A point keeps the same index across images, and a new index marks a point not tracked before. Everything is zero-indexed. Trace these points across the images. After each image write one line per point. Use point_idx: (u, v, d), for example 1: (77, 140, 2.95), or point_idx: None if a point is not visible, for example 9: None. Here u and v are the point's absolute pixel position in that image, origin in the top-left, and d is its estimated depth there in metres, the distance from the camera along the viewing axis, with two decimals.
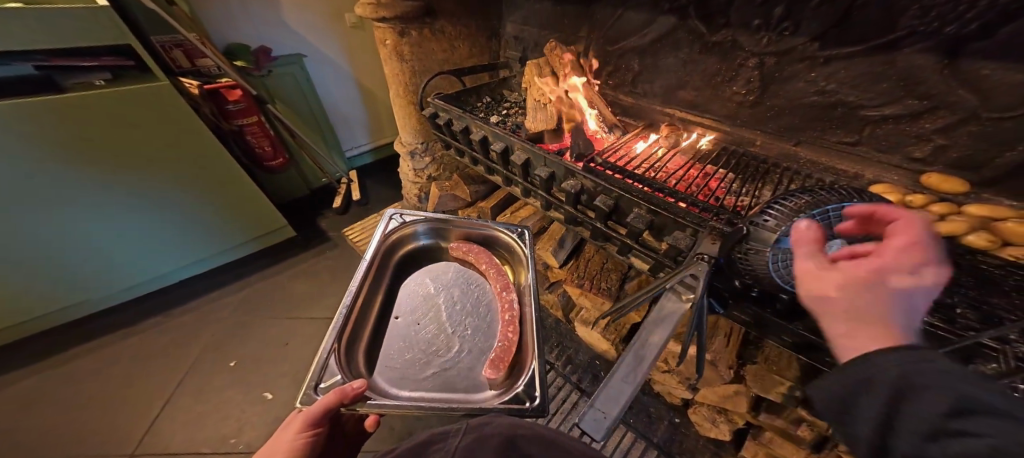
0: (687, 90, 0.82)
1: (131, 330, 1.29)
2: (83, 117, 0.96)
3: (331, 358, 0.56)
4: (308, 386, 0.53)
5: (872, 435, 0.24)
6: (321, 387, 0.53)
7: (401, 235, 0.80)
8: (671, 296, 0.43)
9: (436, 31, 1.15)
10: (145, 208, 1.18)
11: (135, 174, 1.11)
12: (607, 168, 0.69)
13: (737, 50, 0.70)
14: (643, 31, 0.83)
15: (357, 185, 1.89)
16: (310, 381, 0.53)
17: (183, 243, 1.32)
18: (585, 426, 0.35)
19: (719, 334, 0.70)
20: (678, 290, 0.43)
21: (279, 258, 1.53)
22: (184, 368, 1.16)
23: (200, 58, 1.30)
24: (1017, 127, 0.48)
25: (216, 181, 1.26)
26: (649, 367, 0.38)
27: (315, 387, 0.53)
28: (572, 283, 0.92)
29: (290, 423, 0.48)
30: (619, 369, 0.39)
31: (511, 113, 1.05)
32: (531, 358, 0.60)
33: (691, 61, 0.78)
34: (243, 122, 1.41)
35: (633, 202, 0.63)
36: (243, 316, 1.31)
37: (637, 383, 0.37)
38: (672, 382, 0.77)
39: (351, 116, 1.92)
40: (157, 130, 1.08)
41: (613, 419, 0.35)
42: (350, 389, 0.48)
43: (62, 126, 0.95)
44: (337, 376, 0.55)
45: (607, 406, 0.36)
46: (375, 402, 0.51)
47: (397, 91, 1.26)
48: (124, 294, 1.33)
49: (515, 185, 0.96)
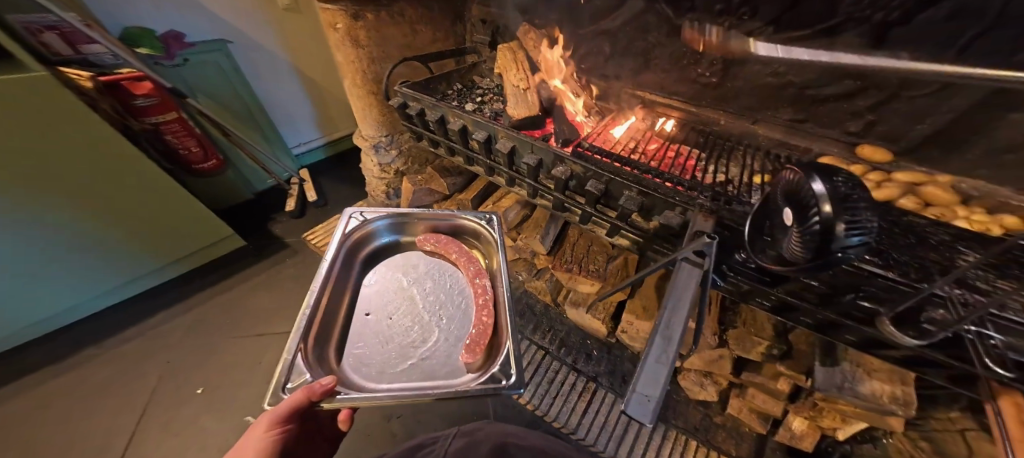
0: (656, 73, 0.86)
1: (48, 374, 1.08)
2: None
3: (298, 357, 0.53)
4: (275, 388, 0.49)
5: None
6: (290, 387, 0.50)
7: (364, 233, 0.76)
8: (688, 264, 0.47)
9: (394, 13, 1.07)
10: (47, 232, 0.96)
11: (22, 189, 0.88)
12: (593, 151, 0.70)
13: (702, 34, 0.74)
14: (614, 14, 0.84)
15: (311, 185, 1.73)
16: (277, 381, 0.50)
17: (104, 267, 1.11)
18: (632, 411, 0.37)
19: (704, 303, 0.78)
20: (691, 260, 0.47)
21: (232, 271, 1.37)
22: (132, 406, 1.00)
23: (84, 43, 1.08)
24: (927, 103, 0.57)
25: (131, 191, 1.05)
26: (676, 347, 0.41)
27: (283, 388, 0.50)
28: (561, 269, 0.98)
29: (256, 427, 0.47)
30: (652, 351, 0.41)
31: (487, 100, 1.02)
32: (506, 337, 0.61)
33: (659, 45, 0.82)
34: (158, 120, 1.24)
35: (623, 185, 0.66)
36: (197, 341, 1.15)
37: (669, 363, 0.40)
38: None
39: (296, 109, 1.74)
40: (36, 135, 0.85)
41: (658, 399, 0.37)
42: (319, 386, 0.46)
43: None
44: (306, 375, 0.52)
45: (649, 388, 0.38)
46: (346, 397, 0.50)
47: (355, 80, 1.16)
48: (28, 333, 1.09)
49: (498, 174, 0.94)
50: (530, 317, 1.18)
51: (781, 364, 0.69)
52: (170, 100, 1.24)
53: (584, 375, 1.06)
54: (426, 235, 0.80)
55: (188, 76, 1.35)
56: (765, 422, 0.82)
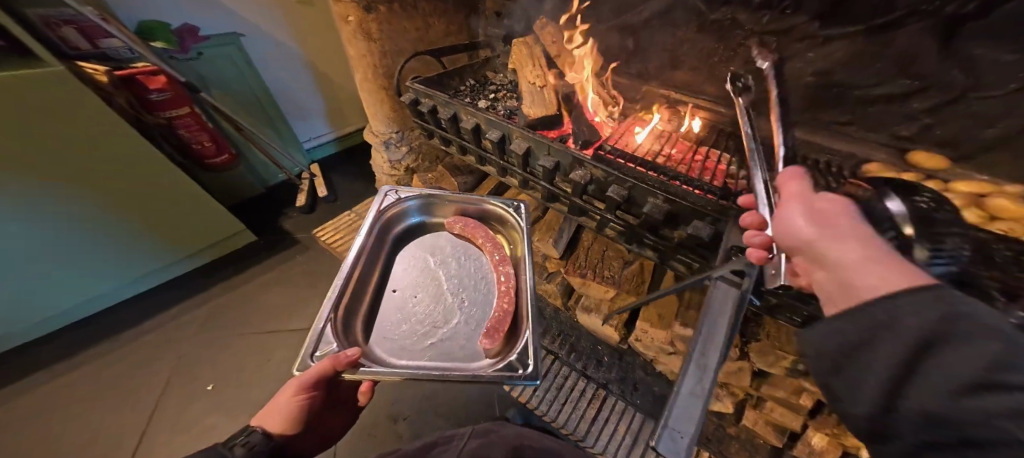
0: (682, 71, 0.80)
1: (69, 366, 1.11)
2: None
3: (327, 328, 0.55)
4: (303, 355, 0.52)
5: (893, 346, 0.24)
6: (317, 355, 0.52)
7: (397, 211, 0.76)
8: (724, 283, 0.48)
9: (406, 6, 1.03)
10: (61, 226, 0.97)
11: (42, 185, 0.89)
12: (616, 154, 0.66)
13: (736, 29, 0.67)
14: (638, 8, 0.79)
15: (323, 180, 1.73)
16: (305, 350, 0.52)
17: (116, 261, 1.12)
18: (663, 447, 0.34)
19: None
20: (727, 279, 0.48)
21: (244, 266, 1.37)
22: (147, 399, 1.02)
23: (104, 38, 1.07)
24: (1001, 103, 0.49)
25: (145, 184, 1.05)
26: (713, 376, 0.39)
27: (311, 355, 0.52)
28: (575, 273, 0.95)
29: (285, 390, 0.53)
30: (686, 382, 0.39)
31: (500, 97, 0.98)
32: (526, 327, 0.59)
33: (687, 40, 0.75)
34: (172, 114, 1.24)
35: (647, 192, 0.63)
36: (210, 335, 1.17)
37: (705, 395, 0.38)
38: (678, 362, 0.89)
39: (308, 103, 1.72)
40: (55, 131, 0.85)
41: (691, 437, 0.35)
42: (344, 356, 0.48)
43: None
44: (332, 345, 0.54)
45: (683, 424, 0.36)
46: (369, 369, 0.50)
47: (366, 75, 1.13)
48: (43, 326, 1.11)
49: (510, 176, 0.91)
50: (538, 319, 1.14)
51: (807, 381, 0.66)
52: (184, 95, 1.23)
53: (594, 383, 1.03)
54: (455, 218, 0.78)
55: (203, 69, 1.36)
56: (781, 435, 0.77)
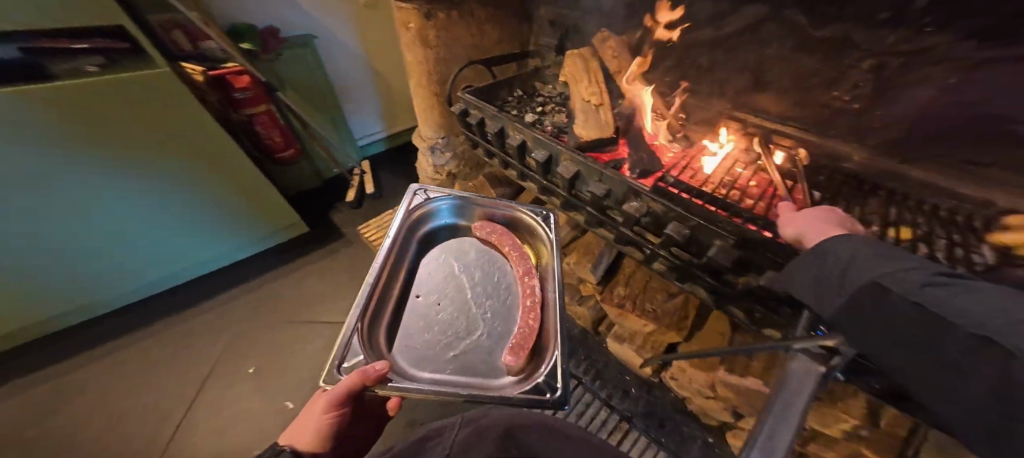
0: (768, 93, 0.71)
1: (143, 333, 1.24)
2: (84, 108, 0.86)
3: (354, 338, 0.50)
4: (330, 368, 0.47)
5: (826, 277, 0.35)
6: (344, 367, 0.47)
7: (424, 212, 0.73)
8: (805, 357, 0.39)
9: (463, 13, 1.02)
10: (152, 207, 1.10)
11: (142, 170, 1.02)
12: (679, 188, 0.59)
13: (850, 49, 0.57)
14: (720, 21, 0.70)
15: (371, 178, 1.81)
16: (332, 360, 0.48)
17: (191, 243, 1.24)
18: None
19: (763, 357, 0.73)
20: (810, 354, 0.39)
21: (294, 255, 1.47)
22: (201, 373, 1.13)
23: (204, 40, 1.21)
24: None
25: (221, 172, 1.15)
26: None
27: (338, 367, 0.47)
28: (611, 303, 0.90)
29: (313, 406, 0.49)
30: None
31: (548, 111, 0.94)
32: (554, 346, 0.53)
33: (778, 59, 0.66)
34: (252, 111, 1.35)
35: (714, 234, 0.56)
36: (260, 318, 1.27)
37: None
38: (715, 407, 0.83)
39: (365, 104, 1.82)
40: (154, 125, 0.97)
41: None
42: (373, 371, 0.44)
43: (60, 120, 0.85)
44: (360, 357, 0.49)
45: None
46: (395, 385, 0.46)
47: (420, 81, 1.14)
48: (127, 297, 1.25)
49: (553, 196, 0.86)
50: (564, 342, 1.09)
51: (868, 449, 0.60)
52: (264, 94, 1.35)
53: (617, 414, 0.94)
54: (482, 223, 0.73)
55: (281, 69, 1.46)
56: None
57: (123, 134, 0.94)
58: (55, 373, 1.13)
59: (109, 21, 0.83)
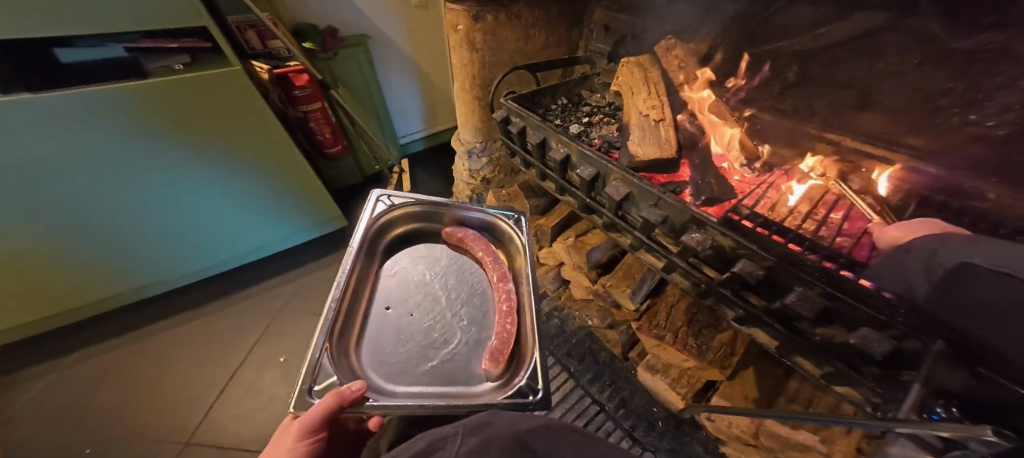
0: (872, 114, 0.61)
1: (196, 312, 1.34)
2: (172, 103, 0.94)
3: (324, 357, 0.50)
4: (301, 392, 0.46)
5: (903, 275, 0.34)
6: (316, 391, 0.46)
7: (390, 219, 0.72)
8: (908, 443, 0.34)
9: (512, 16, 0.99)
10: (218, 196, 1.18)
11: (214, 161, 1.10)
12: (758, 223, 0.50)
13: (1002, 66, 0.45)
14: (821, 29, 0.62)
15: (408, 176, 1.85)
16: (303, 384, 0.46)
17: (248, 232, 1.32)
18: None
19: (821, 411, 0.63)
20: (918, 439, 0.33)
21: (332, 248, 1.54)
22: (237, 357, 1.20)
23: (271, 39, 1.29)
24: None
25: (282, 164, 1.22)
26: None
27: (310, 390, 0.46)
28: (648, 333, 0.78)
29: (285, 435, 0.45)
30: None
31: (595, 122, 0.87)
32: (532, 351, 0.56)
33: (891, 76, 0.56)
34: (309, 108, 1.41)
35: (795, 278, 0.46)
36: (298, 306, 1.34)
37: None
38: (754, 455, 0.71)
39: (409, 104, 1.86)
40: (228, 119, 1.04)
41: None
42: (349, 392, 0.43)
43: (150, 113, 0.93)
44: (333, 378, 0.48)
45: None
46: (375, 404, 0.46)
47: (463, 85, 1.12)
48: (185, 279, 1.35)
49: (596, 215, 0.79)
50: (589, 364, 1.02)
51: None
52: (319, 92, 1.40)
53: (641, 447, 0.86)
54: (454, 228, 0.74)
55: (337, 67, 1.50)
56: None
57: (204, 128, 1.02)
58: (120, 343, 1.25)
59: (191, 20, 0.86)
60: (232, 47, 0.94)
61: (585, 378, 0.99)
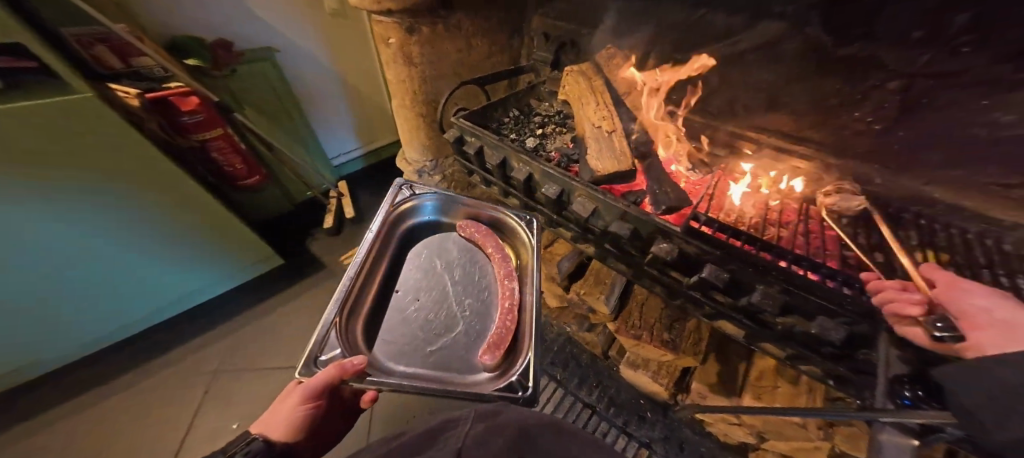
0: (784, 113, 0.69)
1: (93, 395, 1.08)
2: None
3: (330, 333, 0.48)
4: (307, 359, 0.45)
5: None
6: (321, 361, 0.46)
7: (409, 207, 0.68)
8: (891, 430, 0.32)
9: (450, 26, 0.94)
10: (88, 259, 0.90)
11: (69, 217, 0.81)
12: (716, 229, 0.54)
13: (875, 69, 0.54)
14: (735, 38, 0.68)
15: (350, 200, 1.69)
16: (309, 352, 0.46)
17: (143, 292, 1.05)
18: None
19: (783, 381, 0.71)
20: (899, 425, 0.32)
21: (268, 293, 1.33)
22: (172, 436, 0.99)
23: (136, 56, 1.00)
24: None
25: (179, 204, 0.96)
26: None
27: (314, 360, 0.46)
28: (626, 335, 0.80)
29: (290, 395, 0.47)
30: None
31: (549, 133, 0.87)
32: (527, 347, 0.50)
33: (796, 78, 0.64)
34: (207, 136, 1.18)
35: (759, 278, 0.51)
36: (234, 366, 1.13)
37: None
38: (738, 431, 0.77)
39: (337, 121, 1.69)
40: (80, 159, 0.76)
41: None
42: (350, 365, 0.41)
43: None
44: (337, 351, 0.47)
45: None
46: (373, 380, 0.44)
47: (402, 101, 1.05)
48: (61, 359, 1.04)
49: (561, 228, 0.79)
50: (574, 369, 1.02)
51: None
52: (217, 117, 1.18)
53: (636, 442, 0.89)
54: (468, 221, 0.68)
55: (236, 84, 1.29)
56: None
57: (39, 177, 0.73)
58: None
59: None
60: (70, 68, 0.70)
61: (572, 383, 1.00)
